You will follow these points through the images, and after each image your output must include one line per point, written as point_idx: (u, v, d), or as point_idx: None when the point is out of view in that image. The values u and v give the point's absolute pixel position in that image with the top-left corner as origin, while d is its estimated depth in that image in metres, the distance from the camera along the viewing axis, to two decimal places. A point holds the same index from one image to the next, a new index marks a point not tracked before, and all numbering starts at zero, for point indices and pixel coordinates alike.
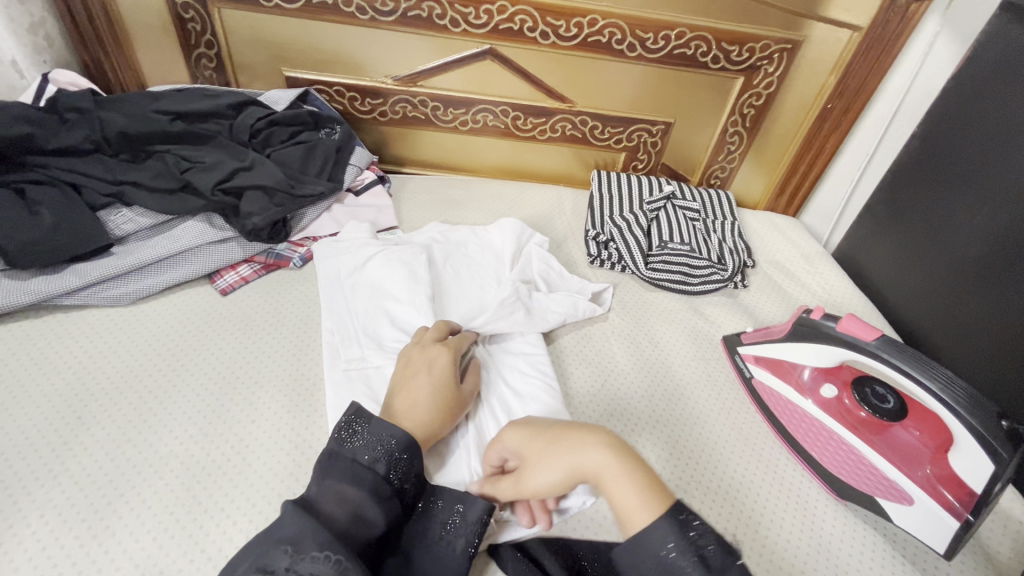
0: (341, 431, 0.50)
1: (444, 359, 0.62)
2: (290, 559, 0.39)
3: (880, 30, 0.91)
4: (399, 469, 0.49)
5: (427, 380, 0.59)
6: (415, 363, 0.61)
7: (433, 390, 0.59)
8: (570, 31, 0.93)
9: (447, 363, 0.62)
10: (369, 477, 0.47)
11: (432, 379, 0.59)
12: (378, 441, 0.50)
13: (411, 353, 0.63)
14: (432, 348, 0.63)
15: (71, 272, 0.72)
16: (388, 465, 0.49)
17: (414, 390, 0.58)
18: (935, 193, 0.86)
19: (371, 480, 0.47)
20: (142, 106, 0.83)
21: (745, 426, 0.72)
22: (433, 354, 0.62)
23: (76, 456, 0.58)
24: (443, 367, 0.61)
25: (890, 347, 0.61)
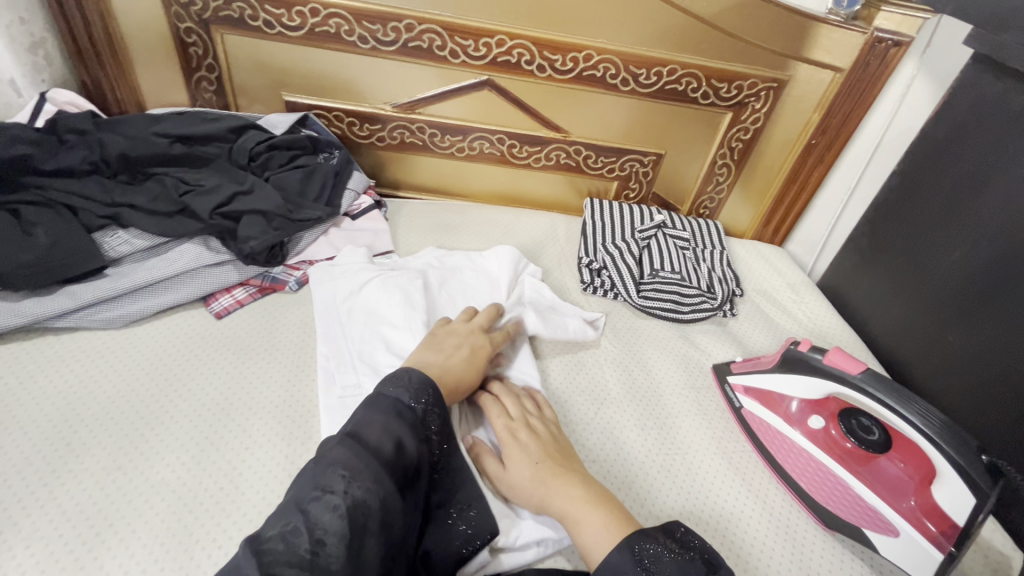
0: (385, 378, 0.56)
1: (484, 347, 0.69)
2: (346, 483, 0.45)
3: (862, 72, 0.96)
4: (433, 419, 0.55)
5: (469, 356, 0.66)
6: (458, 340, 0.68)
7: (467, 367, 0.64)
8: (566, 65, 0.96)
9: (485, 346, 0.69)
10: (408, 417, 0.53)
11: (468, 357, 0.66)
12: (417, 388, 0.55)
13: (450, 335, 0.69)
14: (474, 334, 0.70)
15: (65, 294, 0.72)
16: (425, 411, 0.55)
17: (452, 360, 0.64)
18: (914, 229, 0.89)
19: (409, 419, 0.53)
20: (142, 129, 0.83)
21: (735, 454, 0.74)
22: (474, 339, 0.69)
23: (64, 485, 0.57)
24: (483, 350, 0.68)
25: (874, 380, 0.63)
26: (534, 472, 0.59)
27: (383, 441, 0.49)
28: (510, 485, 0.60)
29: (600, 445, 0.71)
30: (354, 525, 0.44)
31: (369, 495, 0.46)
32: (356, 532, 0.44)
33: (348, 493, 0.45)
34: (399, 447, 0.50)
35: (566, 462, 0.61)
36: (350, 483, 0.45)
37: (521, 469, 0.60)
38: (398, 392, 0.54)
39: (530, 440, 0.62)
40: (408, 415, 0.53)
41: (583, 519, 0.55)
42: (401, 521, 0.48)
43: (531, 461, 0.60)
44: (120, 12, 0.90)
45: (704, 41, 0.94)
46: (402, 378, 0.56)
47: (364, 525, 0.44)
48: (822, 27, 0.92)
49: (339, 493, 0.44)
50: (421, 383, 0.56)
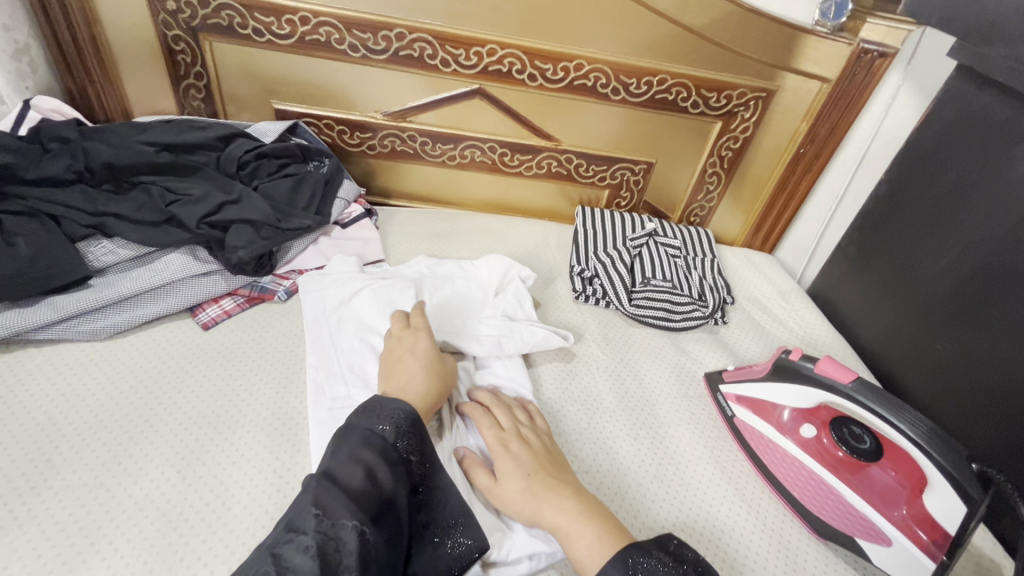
0: (357, 410, 0.55)
1: (419, 341, 0.68)
2: (317, 521, 0.45)
3: (849, 82, 0.97)
4: (408, 444, 0.54)
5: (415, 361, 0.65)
6: (398, 349, 0.67)
7: (422, 366, 0.65)
8: (557, 74, 0.96)
9: (426, 344, 0.67)
10: (380, 445, 0.52)
11: (419, 358, 0.65)
12: (385, 414, 0.55)
13: (391, 341, 0.68)
14: (406, 333, 0.69)
15: (46, 305, 0.70)
16: (397, 437, 0.54)
17: (403, 368, 0.64)
18: (902, 237, 0.90)
19: (382, 448, 0.52)
20: (128, 137, 0.82)
21: (728, 464, 0.74)
22: (409, 339, 0.68)
23: (44, 503, 0.55)
24: (424, 348, 0.67)
25: (865, 390, 0.64)
26: (525, 485, 0.58)
27: (353, 475, 0.49)
28: (500, 499, 0.59)
29: (593, 457, 0.71)
30: (327, 563, 0.43)
31: (342, 532, 0.45)
32: (330, 571, 0.43)
33: (319, 532, 0.45)
34: (371, 477, 0.50)
35: (558, 474, 0.61)
36: (320, 521, 0.45)
37: (513, 481, 0.59)
38: (366, 421, 0.54)
39: (521, 450, 0.62)
40: (379, 442, 0.52)
41: (576, 532, 0.54)
42: (387, 552, 0.48)
43: (522, 474, 0.59)
44: (106, 18, 0.89)
45: (694, 51, 0.95)
46: (369, 405, 0.56)
47: (340, 561, 0.44)
48: (809, 38, 0.93)
49: (311, 532, 0.44)
50: (391, 408, 0.56)
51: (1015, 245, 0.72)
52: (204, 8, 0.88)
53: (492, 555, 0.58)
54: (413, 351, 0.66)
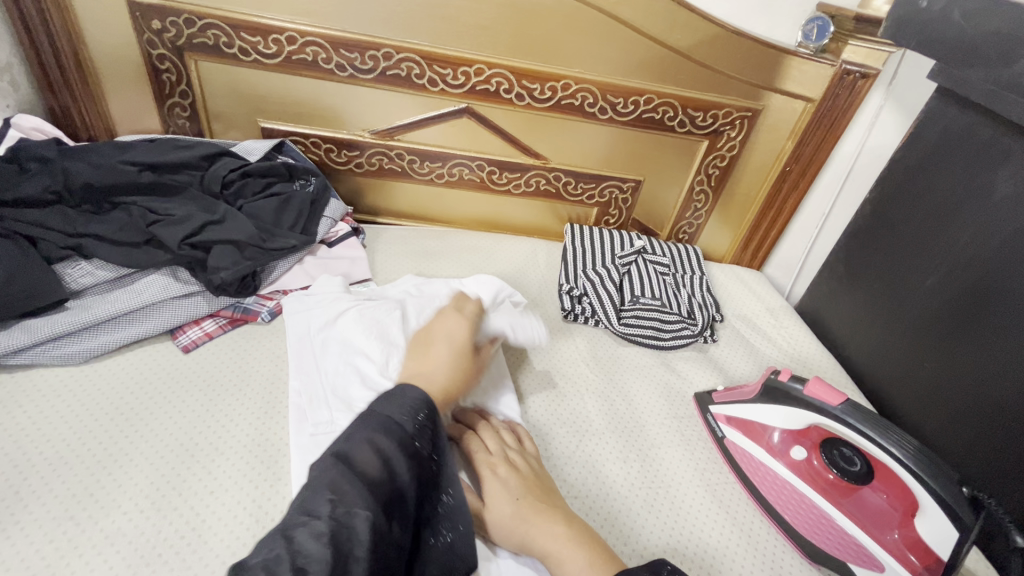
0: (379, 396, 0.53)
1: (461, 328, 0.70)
2: (331, 507, 0.43)
3: (832, 102, 0.98)
4: (426, 433, 0.51)
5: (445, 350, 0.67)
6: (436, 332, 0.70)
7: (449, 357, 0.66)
8: (545, 94, 0.96)
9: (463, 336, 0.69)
10: (398, 430, 0.49)
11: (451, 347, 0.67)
12: (406, 399, 0.52)
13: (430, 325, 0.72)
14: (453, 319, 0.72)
15: (20, 329, 0.68)
16: (417, 425, 0.51)
17: (435, 354, 0.66)
18: (889, 255, 0.91)
19: (398, 435, 0.49)
20: (110, 157, 0.81)
21: (719, 487, 0.73)
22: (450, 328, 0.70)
23: (10, 539, 0.53)
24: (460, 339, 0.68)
25: (854, 411, 0.63)
26: (515, 509, 0.57)
27: (368, 460, 0.46)
28: (489, 524, 0.58)
29: (583, 482, 0.69)
30: (340, 552, 0.41)
31: (357, 521, 0.43)
32: (343, 564, 0.41)
33: (332, 519, 0.42)
34: (386, 466, 0.47)
35: (548, 498, 0.59)
36: (334, 507, 0.43)
37: (502, 506, 0.58)
38: (388, 406, 0.51)
39: (510, 474, 0.61)
40: (399, 430, 0.49)
41: (567, 557, 0.53)
42: (395, 544, 0.45)
43: (511, 497, 0.58)
44: (89, 36, 0.88)
45: (680, 71, 0.95)
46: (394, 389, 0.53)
47: (350, 552, 0.41)
48: (792, 59, 0.95)
49: (324, 517, 0.42)
50: (412, 396, 0.53)
51: (1000, 264, 0.72)
52: (190, 27, 0.87)
53: None
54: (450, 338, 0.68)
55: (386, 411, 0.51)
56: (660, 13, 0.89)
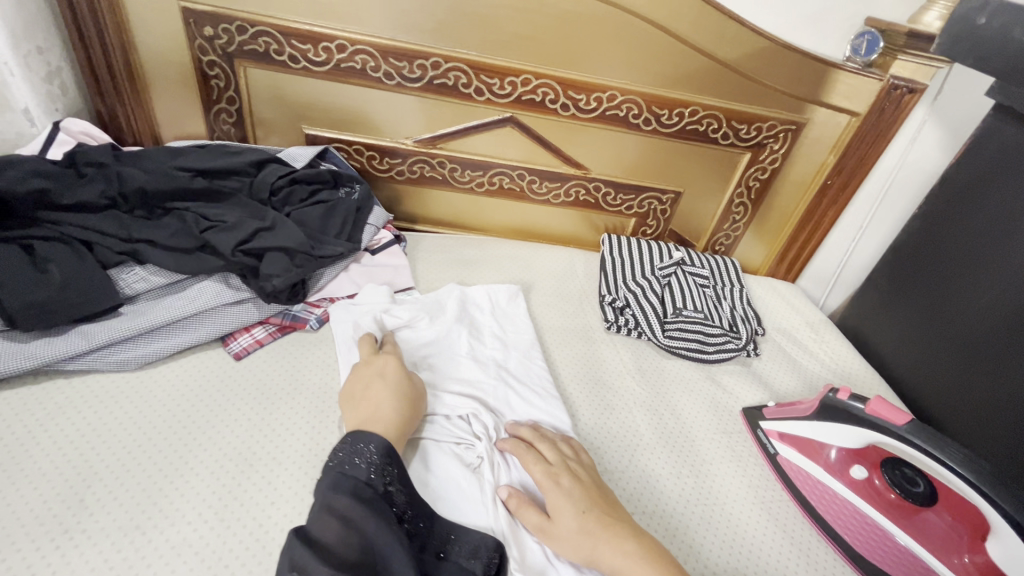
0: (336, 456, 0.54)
1: (389, 363, 0.68)
2: None
3: (877, 117, 0.98)
4: (382, 474, 0.54)
5: (383, 387, 0.64)
6: (364, 375, 0.67)
7: (390, 393, 0.64)
8: (590, 104, 0.96)
9: (394, 367, 0.67)
10: (354, 482, 0.52)
11: (387, 383, 0.65)
12: (353, 451, 0.55)
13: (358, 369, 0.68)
14: (376, 359, 0.69)
15: (76, 334, 0.68)
16: (371, 472, 0.53)
17: (372, 396, 0.63)
18: (939, 274, 0.90)
19: (351, 486, 0.51)
20: (163, 163, 0.81)
21: (774, 505, 0.72)
22: (376, 363, 0.68)
23: (79, 548, 0.53)
24: (392, 371, 0.67)
25: (920, 431, 0.63)
26: (580, 522, 0.57)
27: (327, 525, 0.48)
28: (552, 539, 0.57)
29: (639, 495, 0.69)
30: None
31: None
32: None
33: None
34: (350, 524, 0.49)
35: (613, 514, 0.58)
36: None
37: (567, 519, 0.57)
38: (336, 465, 0.53)
39: (573, 485, 0.60)
40: (352, 483, 0.51)
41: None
42: None
43: (575, 510, 0.57)
44: (140, 42, 0.89)
45: (725, 84, 0.95)
46: (338, 448, 0.55)
47: None
48: (839, 73, 0.94)
49: None
50: (363, 442, 0.56)
51: None
52: (242, 34, 0.88)
53: None
54: (381, 375, 0.66)
55: (335, 469, 0.53)
56: (710, 25, 0.89)
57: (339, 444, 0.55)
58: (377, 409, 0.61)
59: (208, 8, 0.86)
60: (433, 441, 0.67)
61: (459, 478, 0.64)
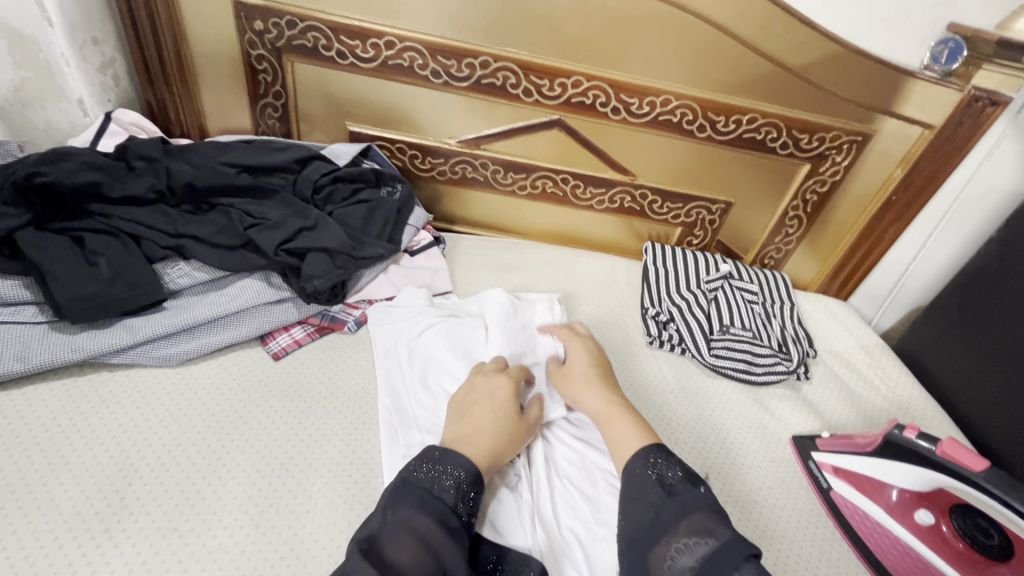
0: (426, 467, 0.53)
1: (504, 388, 0.65)
2: None
3: (953, 130, 0.91)
4: (467, 503, 0.52)
5: (490, 408, 0.62)
6: (476, 392, 0.65)
7: (495, 417, 0.61)
8: (642, 108, 0.92)
9: (508, 393, 0.64)
10: (439, 508, 0.50)
11: (494, 406, 0.62)
12: (445, 470, 0.53)
13: (472, 383, 0.66)
14: (494, 378, 0.67)
15: (122, 328, 0.69)
16: (457, 497, 0.52)
17: (478, 416, 0.61)
18: (1015, 301, 0.83)
19: (437, 509, 0.50)
20: (210, 158, 0.81)
21: (828, 544, 0.67)
22: (493, 383, 0.65)
23: (115, 547, 0.53)
24: (504, 397, 0.64)
25: (998, 479, 0.58)
26: (586, 372, 0.73)
27: (407, 547, 0.46)
28: (564, 377, 0.73)
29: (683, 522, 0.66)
30: None
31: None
32: None
33: None
34: (426, 547, 0.47)
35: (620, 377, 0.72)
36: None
37: (578, 368, 0.74)
38: (423, 478, 0.52)
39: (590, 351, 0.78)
40: (437, 505, 0.50)
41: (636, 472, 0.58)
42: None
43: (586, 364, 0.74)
44: (191, 36, 0.89)
45: (788, 91, 0.90)
46: (428, 461, 0.54)
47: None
48: (915, 82, 0.88)
49: None
50: (452, 463, 0.54)
51: None
52: (291, 29, 0.87)
53: None
54: (492, 397, 0.64)
55: (422, 485, 0.52)
56: (779, 29, 0.83)
57: (428, 456, 0.55)
58: (477, 431, 0.59)
59: (260, 1, 0.85)
60: None
61: (498, 495, 0.63)
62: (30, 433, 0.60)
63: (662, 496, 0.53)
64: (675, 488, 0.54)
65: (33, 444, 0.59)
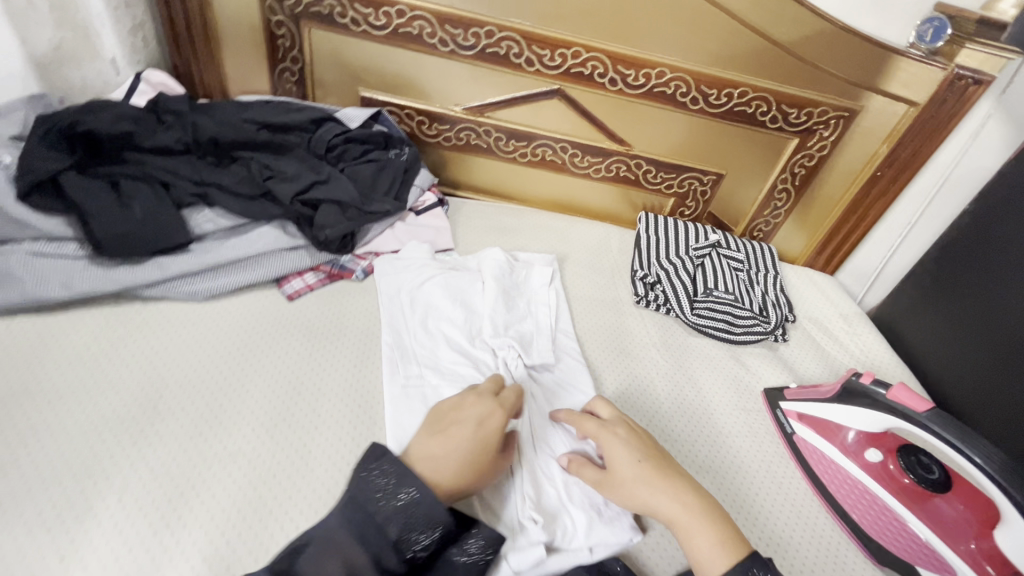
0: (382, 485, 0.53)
1: (494, 415, 0.60)
2: None
3: (937, 108, 0.94)
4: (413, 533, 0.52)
5: (470, 434, 0.58)
6: (464, 411, 0.60)
7: (470, 446, 0.57)
8: (638, 80, 0.97)
9: (496, 423, 0.59)
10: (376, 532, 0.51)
11: (474, 433, 0.58)
12: (395, 492, 0.53)
13: (460, 403, 0.61)
14: (486, 399, 0.61)
15: (154, 265, 0.76)
16: (402, 528, 0.51)
17: (454, 441, 0.57)
18: (987, 273, 0.88)
19: (377, 543, 0.50)
20: (232, 114, 0.88)
21: (786, 481, 0.74)
22: (483, 407, 0.60)
23: (150, 444, 0.61)
24: (491, 426, 0.59)
25: (940, 419, 0.64)
26: (637, 471, 0.59)
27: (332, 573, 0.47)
28: (612, 486, 0.60)
29: (654, 430, 0.76)
30: None
31: None
32: None
33: None
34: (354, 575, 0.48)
35: None
36: None
37: (624, 466, 0.60)
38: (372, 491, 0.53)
39: (629, 435, 0.63)
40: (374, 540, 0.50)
41: (697, 535, 0.55)
42: None
43: (633, 459, 0.60)
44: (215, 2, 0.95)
45: (778, 66, 0.94)
46: (382, 472, 0.54)
47: None
48: (901, 60, 0.91)
49: None
50: (405, 489, 0.53)
51: None
52: None
53: (556, 541, 0.60)
54: (479, 421, 0.59)
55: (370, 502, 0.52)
56: (769, 5, 0.88)
57: (381, 467, 0.54)
58: (442, 460, 0.56)
59: None
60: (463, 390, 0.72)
61: None
62: (74, 351, 0.68)
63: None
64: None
65: (77, 360, 0.67)
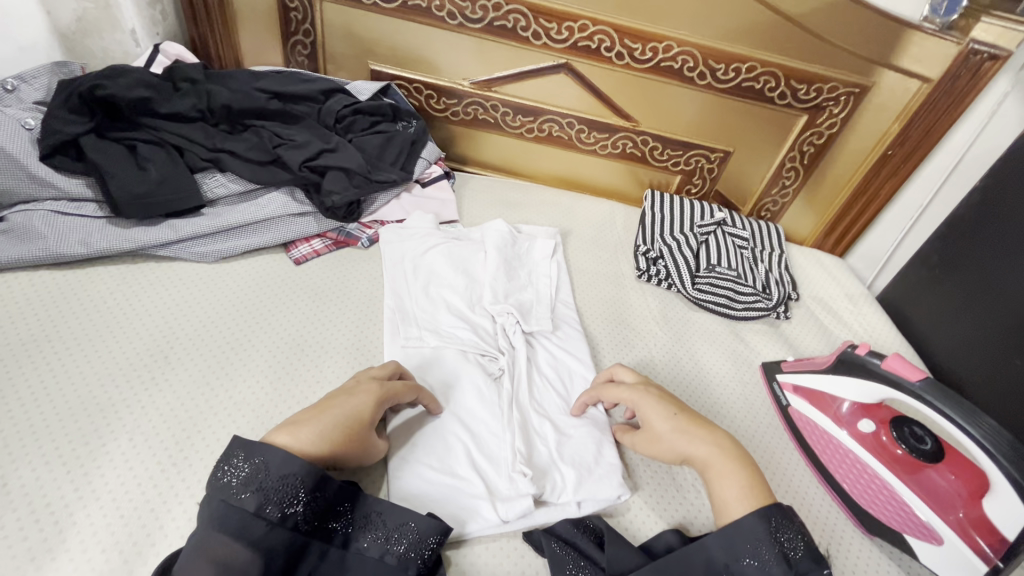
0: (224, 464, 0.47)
1: (369, 394, 0.57)
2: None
3: (951, 84, 0.92)
4: (279, 498, 0.46)
5: (338, 408, 0.55)
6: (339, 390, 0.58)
7: (336, 418, 0.54)
8: (645, 54, 0.97)
9: (368, 402, 0.57)
10: (261, 530, 0.45)
11: (347, 406, 0.55)
12: (279, 487, 0.46)
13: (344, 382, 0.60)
14: (364, 382, 0.59)
15: (167, 226, 0.79)
16: (263, 498, 0.45)
17: (321, 412, 0.54)
18: (996, 250, 0.87)
19: (240, 519, 0.44)
20: (246, 84, 0.90)
21: (778, 451, 0.75)
22: (358, 388, 0.58)
23: (161, 391, 0.64)
24: (362, 403, 0.56)
25: (934, 390, 0.62)
26: (675, 424, 0.61)
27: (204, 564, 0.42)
28: (652, 441, 0.63)
29: (669, 384, 0.80)
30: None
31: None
32: None
33: None
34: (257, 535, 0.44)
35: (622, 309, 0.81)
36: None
37: (661, 424, 0.62)
38: (242, 496, 0.45)
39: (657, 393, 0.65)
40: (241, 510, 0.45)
41: (725, 477, 0.56)
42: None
43: (669, 415, 0.62)
44: None
45: (788, 40, 0.93)
46: (253, 469, 0.46)
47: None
48: (915, 34, 0.90)
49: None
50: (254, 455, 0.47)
51: None
52: None
53: (545, 494, 0.62)
54: (350, 398, 0.57)
55: (245, 506, 0.45)
56: None
57: (253, 460, 0.46)
58: (300, 426, 0.51)
59: None
60: (461, 352, 0.74)
61: (482, 384, 0.71)
62: (91, 304, 0.72)
63: (786, 571, 0.48)
64: (799, 565, 0.49)
65: (94, 312, 0.71)
